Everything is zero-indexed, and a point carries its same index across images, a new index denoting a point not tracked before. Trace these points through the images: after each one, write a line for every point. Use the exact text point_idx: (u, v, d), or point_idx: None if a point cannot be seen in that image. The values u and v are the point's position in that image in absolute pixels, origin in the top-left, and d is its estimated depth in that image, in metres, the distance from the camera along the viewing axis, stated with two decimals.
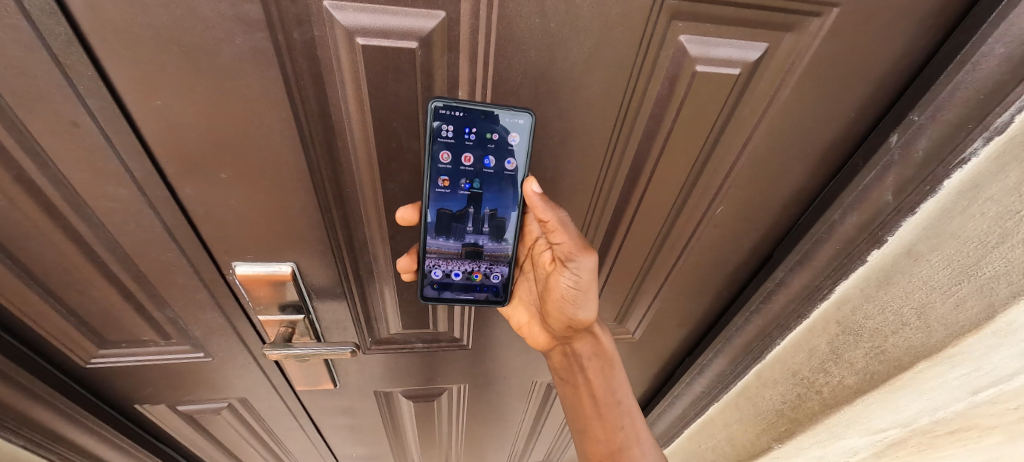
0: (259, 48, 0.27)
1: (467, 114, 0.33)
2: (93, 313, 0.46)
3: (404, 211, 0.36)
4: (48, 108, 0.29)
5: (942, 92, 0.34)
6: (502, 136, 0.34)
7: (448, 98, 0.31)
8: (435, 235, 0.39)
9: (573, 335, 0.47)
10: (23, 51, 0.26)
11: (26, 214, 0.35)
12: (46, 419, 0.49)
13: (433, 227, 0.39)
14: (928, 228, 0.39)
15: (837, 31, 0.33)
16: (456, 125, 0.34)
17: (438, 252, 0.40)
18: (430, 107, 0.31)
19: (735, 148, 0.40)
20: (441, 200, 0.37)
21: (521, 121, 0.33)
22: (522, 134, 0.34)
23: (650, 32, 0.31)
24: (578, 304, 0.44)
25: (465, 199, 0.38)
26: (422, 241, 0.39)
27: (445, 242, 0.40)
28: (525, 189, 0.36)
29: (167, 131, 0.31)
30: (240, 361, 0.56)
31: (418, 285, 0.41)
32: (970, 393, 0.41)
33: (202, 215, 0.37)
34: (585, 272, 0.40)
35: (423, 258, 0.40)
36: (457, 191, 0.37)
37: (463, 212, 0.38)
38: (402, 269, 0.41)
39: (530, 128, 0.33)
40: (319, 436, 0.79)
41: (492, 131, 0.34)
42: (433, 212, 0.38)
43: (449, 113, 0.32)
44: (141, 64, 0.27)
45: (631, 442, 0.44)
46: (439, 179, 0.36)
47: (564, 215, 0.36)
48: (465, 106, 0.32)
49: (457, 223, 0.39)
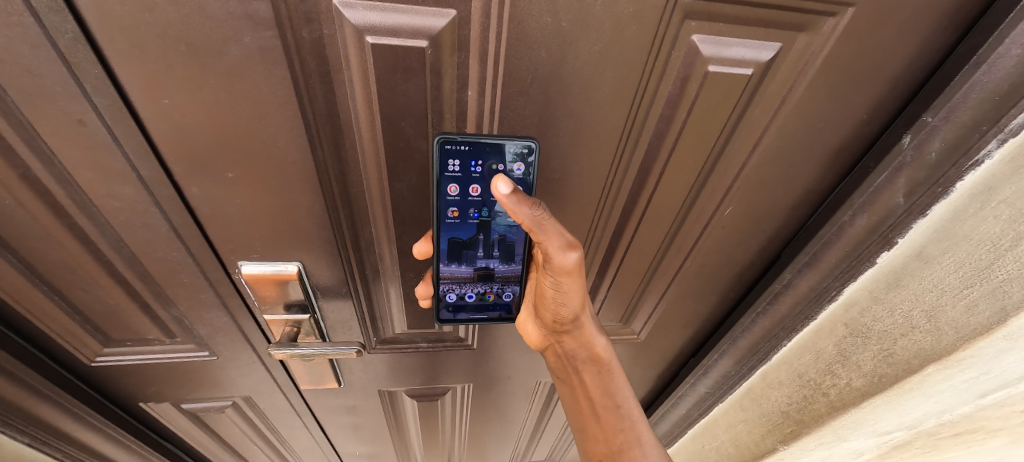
0: (268, 47, 0.27)
1: (472, 148, 0.34)
2: (97, 312, 0.45)
3: (420, 244, 0.39)
4: (54, 106, 0.28)
5: (957, 93, 0.33)
6: (507, 168, 0.35)
7: (453, 134, 0.33)
8: (447, 262, 0.41)
9: (564, 335, 0.46)
10: (30, 49, 0.25)
11: (32, 213, 0.35)
12: (51, 416, 0.49)
13: (445, 255, 0.40)
14: (940, 231, 0.39)
15: (852, 31, 0.32)
16: (461, 160, 0.35)
17: (451, 277, 0.42)
18: (436, 144, 0.33)
19: (744, 149, 0.40)
20: (451, 228, 0.39)
21: (525, 152, 0.34)
22: (526, 164, 0.35)
23: (660, 34, 0.31)
24: (563, 303, 0.43)
25: (473, 227, 0.39)
26: (436, 268, 0.41)
27: (457, 267, 0.42)
28: (495, 191, 0.33)
29: (173, 130, 0.31)
30: (245, 360, 0.56)
31: (435, 309, 0.44)
32: (978, 396, 0.41)
33: (208, 214, 0.37)
34: (566, 272, 0.38)
35: (438, 284, 0.42)
36: (466, 220, 0.39)
37: (473, 238, 0.40)
38: (419, 296, 0.44)
39: (533, 157, 0.34)
40: (323, 435, 0.79)
41: (496, 162, 0.35)
42: (444, 241, 0.39)
43: (455, 148, 0.34)
44: (147, 62, 0.27)
45: (631, 444, 0.43)
46: (449, 211, 0.37)
47: (542, 214, 0.33)
48: (470, 140, 0.33)
49: (468, 249, 0.41)
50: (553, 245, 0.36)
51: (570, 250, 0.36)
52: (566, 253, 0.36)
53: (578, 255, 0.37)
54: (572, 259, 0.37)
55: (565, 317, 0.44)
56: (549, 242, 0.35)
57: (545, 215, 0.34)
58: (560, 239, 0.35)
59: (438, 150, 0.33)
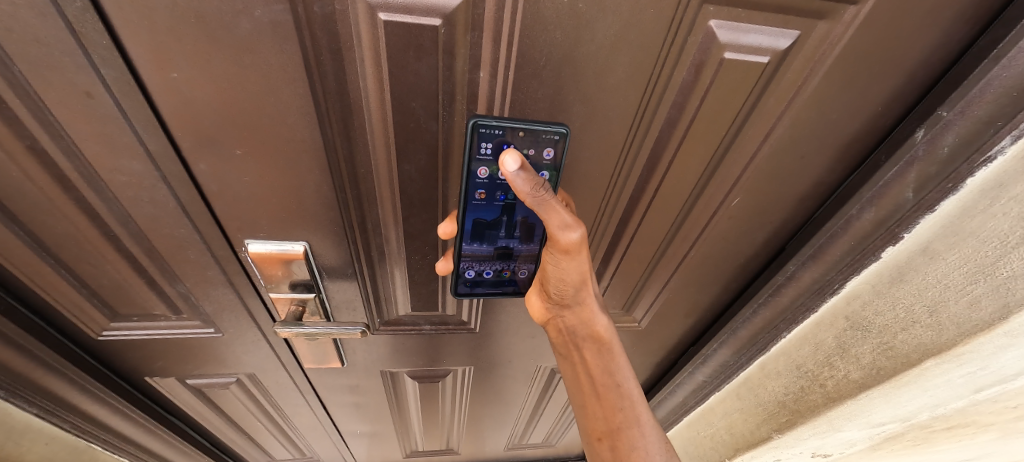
0: (279, 21, 0.27)
1: (505, 132, 0.33)
2: (103, 286, 0.46)
3: (445, 224, 0.39)
4: (61, 77, 0.28)
5: (975, 88, 0.32)
6: (538, 153, 0.34)
7: (489, 118, 0.31)
8: (470, 241, 0.41)
9: (565, 309, 0.46)
10: (37, 17, 0.25)
11: (39, 185, 0.35)
12: (57, 385, 0.50)
13: (468, 235, 0.40)
14: (945, 227, 0.39)
15: (872, 20, 0.32)
16: (494, 144, 0.33)
17: (472, 256, 0.42)
18: (471, 128, 0.31)
19: (756, 138, 0.40)
20: (478, 209, 0.38)
21: (557, 139, 0.34)
22: (556, 149, 0.34)
23: (677, 18, 0.30)
24: (565, 275, 0.43)
25: (498, 208, 0.39)
26: (459, 247, 0.40)
27: (478, 246, 0.42)
28: (504, 165, 0.29)
29: (181, 104, 0.30)
30: (250, 338, 0.56)
31: (453, 284, 0.44)
32: (972, 391, 0.42)
33: (215, 191, 0.37)
34: (568, 248, 0.38)
35: (458, 261, 0.42)
36: (492, 202, 0.38)
37: (496, 220, 0.40)
38: (440, 271, 0.45)
39: (565, 143, 0.34)
40: (325, 412, 0.80)
41: (527, 148, 0.34)
42: (469, 221, 0.39)
43: (488, 131, 0.32)
44: (155, 33, 0.26)
45: (630, 423, 0.42)
46: (477, 194, 0.37)
47: (545, 194, 0.32)
48: (504, 124, 0.32)
49: (490, 229, 0.40)
50: (555, 224, 0.35)
51: (572, 226, 0.35)
52: (567, 233, 0.36)
53: (581, 233, 0.36)
54: (574, 236, 0.36)
55: (567, 291, 0.44)
56: (550, 219, 0.34)
57: (550, 196, 0.32)
58: (562, 217, 0.34)
59: (472, 133, 0.32)
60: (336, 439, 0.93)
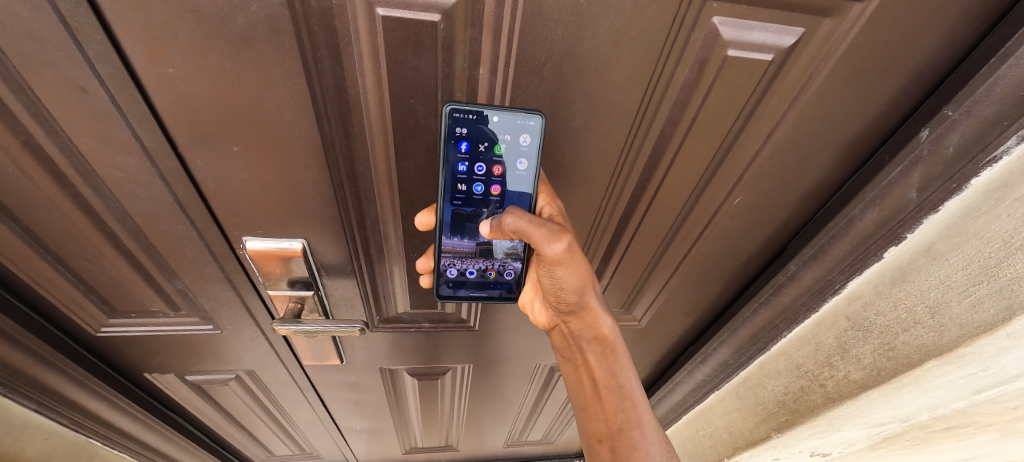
0: (276, 16, 0.26)
1: (479, 117, 0.33)
2: (101, 282, 0.45)
3: (423, 215, 0.38)
4: (56, 72, 0.28)
5: (981, 86, 0.32)
6: (514, 139, 0.34)
7: (462, 102, 0.31)
8: (450, 235, 0.39)
9: (568, 315, 0.45)
10: (29, 11, 0.24)
11: (35, 180, 0.34)
12: (55, 381, 0.50)
13: (448, 228, 0.38)
14: (950, 226, 0.38)
15: (878, 18, 0.31)
16: (469, 129, 0.33)
17: (453, 252, 0.40)
18: (445, 112, 0.31)
19: (759, 137, 0.39)
20: (456, 199, 0.37)
21: (531, 124, 0.33)
22: (533, 136, 0.34)
23: (681, 14, 0.29)
24: (560, 283, 0.42)
25: (478, 199, 0.38)
26: (438, 241, 0.39)
27: (459, 241, 0.40)
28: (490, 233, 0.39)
29: (177, 100, 0.30)
30: (249, 335, 0.56)
31: (434, 284, 0.42)
32: (973, 392, 0.42)
33: (213, 187, 0.37)
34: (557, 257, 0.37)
35: (439, 258, 0.40)
36: (472, 191, 0.37)
37: (477, 211, 0.38)
38: (419, 269, 0.43)
39: (540, 129, 0.33)
40: (325, 409, 0.80)
41: (503, 134, 0.34)
42: (447, 212, 0.38)
43: (462, 116, 0.32)
44: (150, 28, 0.26)
45: (630, 424, 0.41)
46: (454, 183, 0.36)
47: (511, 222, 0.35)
48: (478, 108, 0.32)
49: (472, 222, 0.39)
50: (539, 237, 0.35)
51: (553, 237, 0.35)
52: (551, 240, 0.35)
53: (563, 241, 0.36)
54: (558, 245, 0.36)
55: (563, 298, 0.43)
56: (532, 235, 0.35)
57: (518, 220, 0.35)
58: (542, 230, 0.35)
59: (446, 118, 0.32)
60: (335, 436, 0.93)
